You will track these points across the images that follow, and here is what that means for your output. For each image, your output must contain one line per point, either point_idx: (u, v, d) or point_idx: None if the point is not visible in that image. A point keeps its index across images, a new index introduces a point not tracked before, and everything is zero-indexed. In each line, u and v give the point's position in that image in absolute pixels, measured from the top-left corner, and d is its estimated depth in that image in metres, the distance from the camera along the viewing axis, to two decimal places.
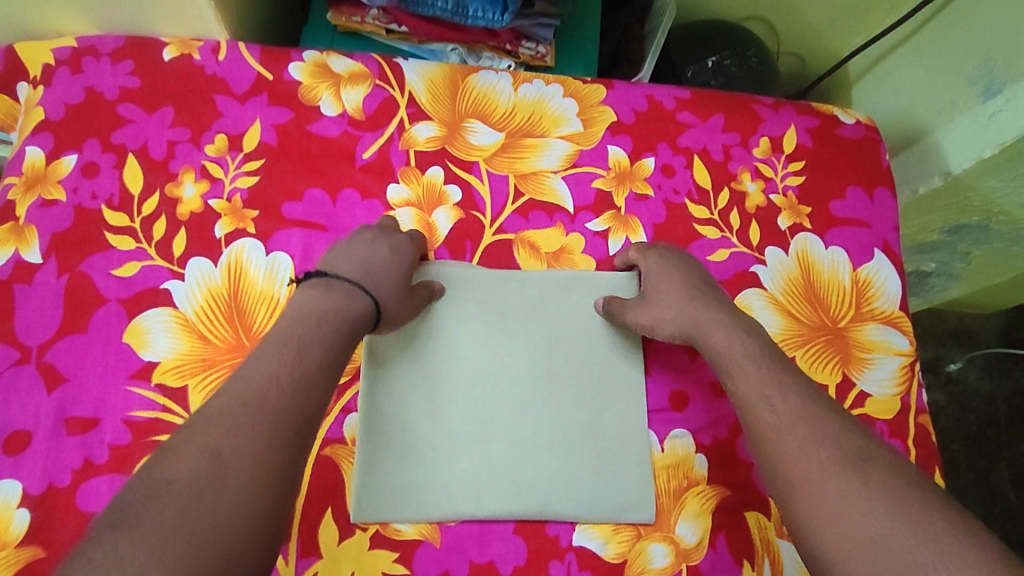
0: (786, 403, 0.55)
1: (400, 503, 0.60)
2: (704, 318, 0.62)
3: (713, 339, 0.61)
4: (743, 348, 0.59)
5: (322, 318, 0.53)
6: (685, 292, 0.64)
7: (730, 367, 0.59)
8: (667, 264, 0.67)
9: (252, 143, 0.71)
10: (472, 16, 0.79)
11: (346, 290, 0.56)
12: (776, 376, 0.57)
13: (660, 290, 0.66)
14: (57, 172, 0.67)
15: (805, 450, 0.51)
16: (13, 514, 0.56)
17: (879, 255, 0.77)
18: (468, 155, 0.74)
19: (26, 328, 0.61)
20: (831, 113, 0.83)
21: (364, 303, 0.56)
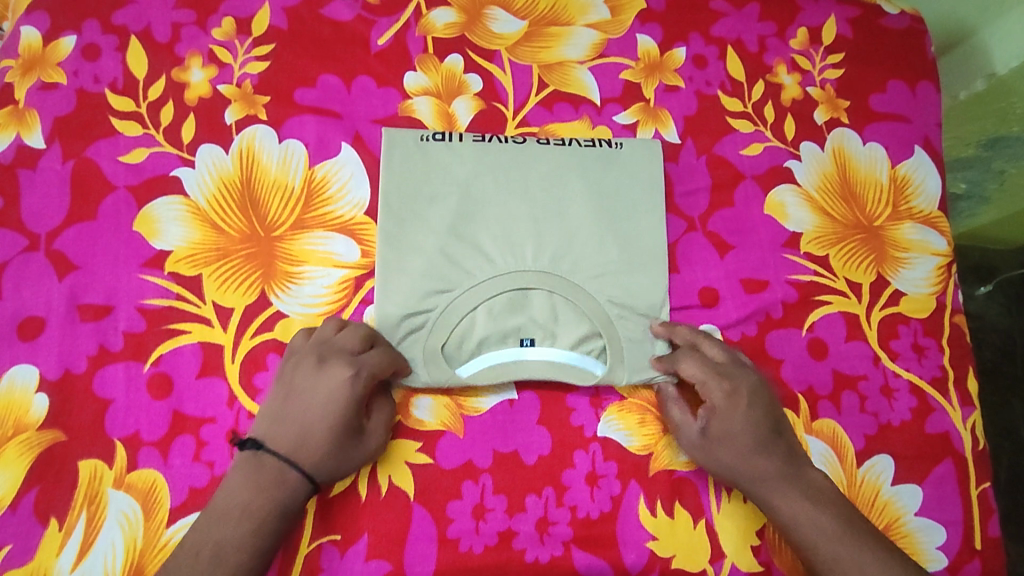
0: (832, 526, 0.55)
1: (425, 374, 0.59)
2: (795, 526, 0.56)
3: (777, 503, 0.57)
4: (816, 519, 0.55)
5: (254, 497, 0.50)
6: (744, 455, 0.57)
7: (802, 532, 0.56)
8: (733, 402, 0.58)
9: (261, 26, 0.67)
10: None
11: (274, 475, 0.51)
12: (817, 500, 0.56)
13: (725, 430, 0.58)
14: (57, 54, 0.63)
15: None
16: (32, 398, 0.55)
17: (920, 152, 0.73)
18: (489, 43, 0.70)
19: (34, 215, 0.59)
20: (874, 3, 0.77)
21: (297, 483, 0.51)
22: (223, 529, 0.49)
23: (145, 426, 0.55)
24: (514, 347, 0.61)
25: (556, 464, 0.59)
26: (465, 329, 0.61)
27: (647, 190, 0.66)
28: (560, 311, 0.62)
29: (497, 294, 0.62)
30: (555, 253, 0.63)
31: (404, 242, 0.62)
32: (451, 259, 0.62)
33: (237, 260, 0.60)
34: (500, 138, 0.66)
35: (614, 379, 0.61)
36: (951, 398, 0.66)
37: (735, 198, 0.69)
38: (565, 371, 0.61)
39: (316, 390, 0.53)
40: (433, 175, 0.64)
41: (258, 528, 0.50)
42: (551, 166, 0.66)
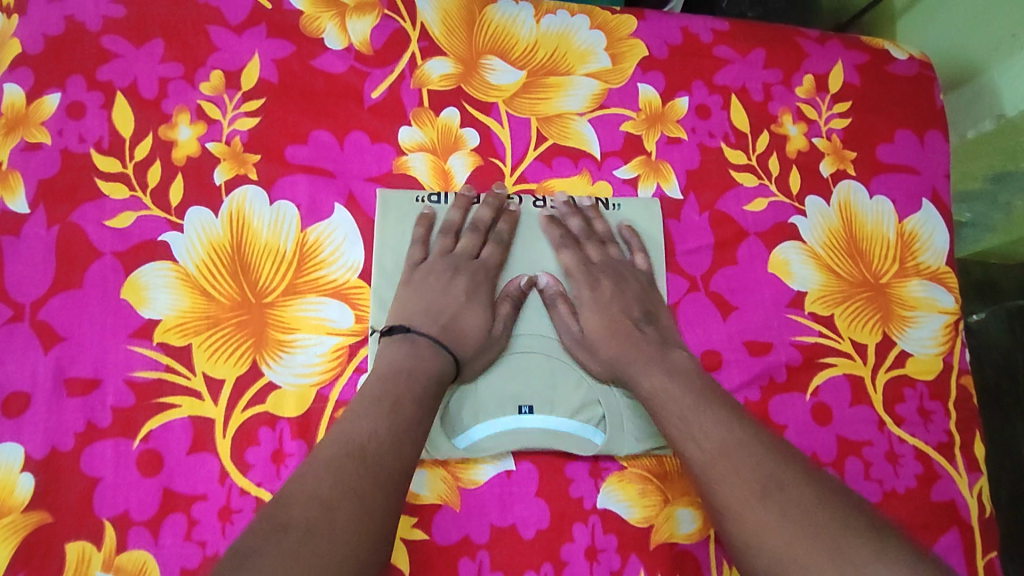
0: (687, 401, 0.54)
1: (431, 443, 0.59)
2: (667, 390, 0.56)
3: (640, 374, 0.58)
4: (666, 389, 0.56)
5: (425, 381, 0.55)
6: (603, 351, 0.61)
7: (658, 401, 0.56)
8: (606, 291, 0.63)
9: (251, 80, 0.65)
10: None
11: (426, 349, 0.57)
12: (683, 382, 0.56)
13: (598, 331, 0.62)
14: (40, 113, 0.61)
15: (695, 430, 0.52)
16: (16, 479, 0.53)
17: (927, 205, 0.71)
18: (486, 95, 0.68)
19: (18, 284, 0.57)
20: (881, 48, 0.75)
21: (441, 358, 0.57)
22: (374, 419, 0.50)
23: (135, 505, 0.54)
24: (513, 414, 0.60)
25: (555, 537, 0.58)
26: (466, 396, 0.60)
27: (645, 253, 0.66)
28: (559, 375, 0.62)
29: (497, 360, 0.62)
30: (553, 317, 0.64)
31: (531, 230, 0.66)
32: (529, 244, 0.66)
33: (228, 328, 0.59)
34: (498, 200, 0.65)
35: (616, 450, 0.61)
36: (957, 464, 0.64)
37: (739, 255, 0.67)
38: (563, 440, 0.60)
39: (450, 283, 0.62)
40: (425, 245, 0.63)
41: (429, 383, 0.55)
42: (549, 222, 0.65)
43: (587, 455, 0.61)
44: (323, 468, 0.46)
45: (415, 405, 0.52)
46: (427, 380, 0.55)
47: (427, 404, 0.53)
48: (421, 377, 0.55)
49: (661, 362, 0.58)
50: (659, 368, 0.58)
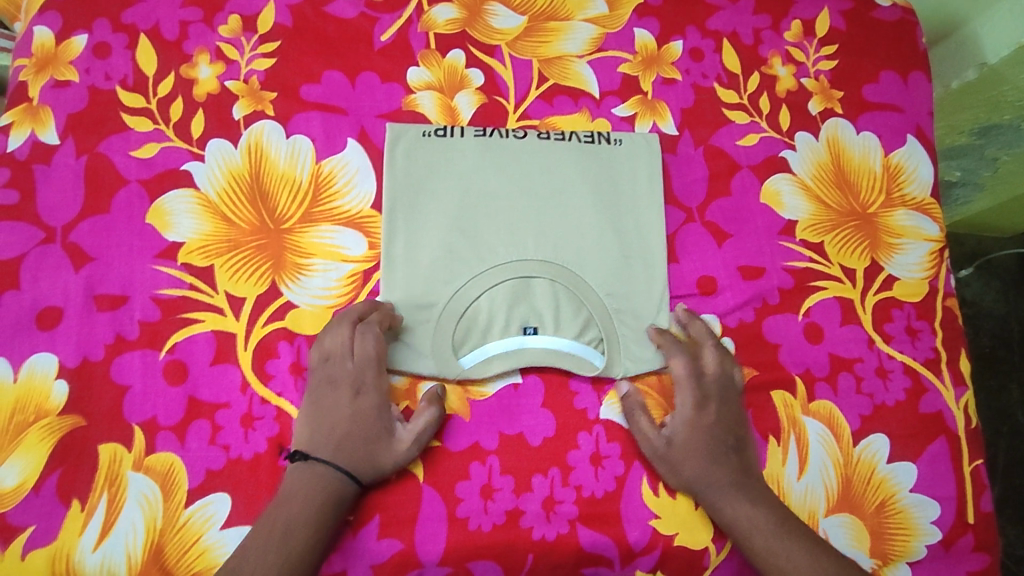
0: (781, 539, 0.57)
1: (441, 362, 0.61)
2: (754, 522, 0.57)
3: (724, 504, 0.58)
4: (752, 519, 0.57)
5: (314, 508, 0.53)
6: (693, 470, 0.59)
7: (751, 536, 0.57)
8: (699, 406, 0.61)
9: (267, 24, 0.68)
10: None
11: (322, 475, 0.54)
12: (774, 519, 0.58)
13: (687, 449, 0.59)
14: (68, 53, 0.65)
15: (786, 564, 0.56)
16: (51, 385, 0.56)
17: (912, 140, 0.75)
18: (490, 39, 0.71)
19: (49, 209, 0.61)
20: None
21: (340, 483, 0.55)
22: (261, 551, 0.51)
23: (162, 411, 0.57)
24: (517, 336, 0.63)
25: (561, 445, 0.61)
26: (473, 318, 0.63)
27: (646, 184, 0.68)
28: (562, 301, 0.64)
29: (501, 283, 0.63)
30: (556, 243, 0.65)
31: (439, 285, 0.63)
32: (498, 209, 0.65)
33: (249, 251, 0.62)
34: (502, 133, 0.68)
35: (612, 371, 0.64)
36: (943, 378, 0.68)
37: (732, 187, 0.70)
38: (564, 360, 0.63)
39: (343, 401, 0.57)
40: (438, 168, 0.66)
41: (321, 511, 0.53)
42: (549, 154, 0.68)
43: (589, 374, 0.63)
44: None
45: (304, 538, 0.52)
46: (323, 506, 0.54)
47: (317, 532, 0.53)
48: (318, 501, 0.54)
49: (750, 492, 0.59)
50: (751, 500, 0.58)
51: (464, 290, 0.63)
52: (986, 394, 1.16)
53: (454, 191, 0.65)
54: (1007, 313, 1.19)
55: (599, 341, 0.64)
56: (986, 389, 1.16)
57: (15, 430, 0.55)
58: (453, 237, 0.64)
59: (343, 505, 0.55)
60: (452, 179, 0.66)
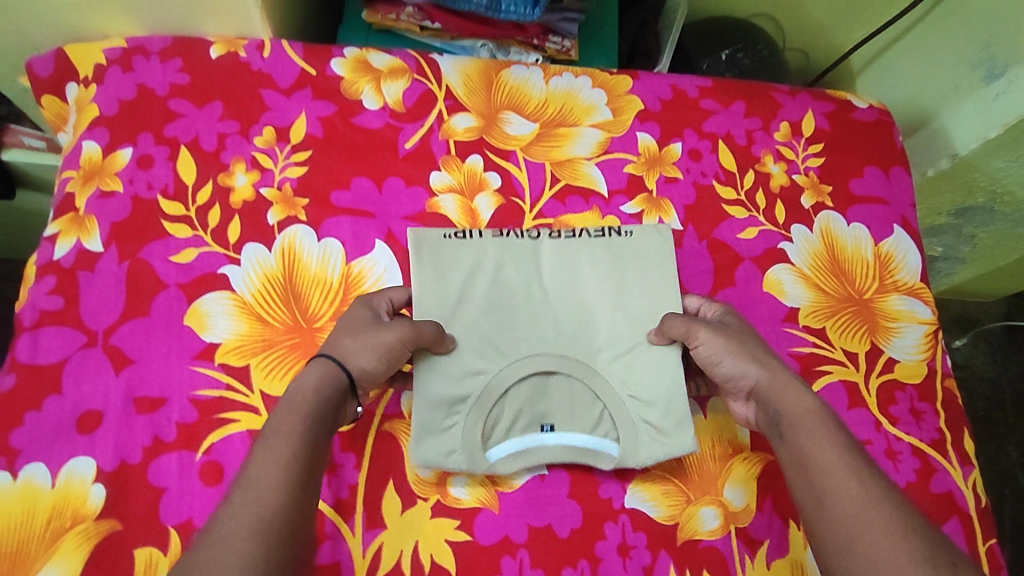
0: (832, 438, 0.56)
1: (470, 460, 0.62)
2: (809, 415, 0.58)
3: (785, 399, 0.59)
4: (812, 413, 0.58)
5: (288, 408, 0.53)
6: (759, 354, 0.62)
7: (804, 424, 0.58)
8: (742, 321, 0.66)
9: (299, 135, 0.73)
10: (504, 11, 0.78)
11: (310, 372, 0.56)
12: (829, 418, 0.58)
13: (743, 337, 0.63)
14: (113, 165, 0.69)
15: (835, 453, 0.55)
16: (89, 489, 0.57)
17: (899, 230, 0.80)
18: (505, 144, 0.77)
19: (91, 313, 0.63)
20: (845, 98, 0.86)
21: (325, 374, 0.56)
22: (258, 447, 0.51)
23: (198, 512, 0.58)
24: (536, 431, 0.64)
25: (588, 537, 0.62)
26: (498, 414, 0.64)
27: (657, 272, 0.70)
28: (577, 394, 0.66)
29: (524, 377, 0.65)
30: (570, 338, 0.68)
31: (463, 377, 0.64)
32: (512, 301, 0.68)
33: (283, 349, 0.65)
34: (517, 233, 0.71)
35: (632, 461, 0.65)
36: (950, 458, 0.70)
37: (736, 278, 0.75)
38: (582, 454, 0.64)
39: (348, 313, 0.61)
40: (455, 266, 0.67)
41: (297, 404, 0.53)
42: (561, 253, 0.71)
43: (607, 467, 0.64)
44: (222, 528, 0.46)
45: (286, 444, 0.51)
46: (304, 418, 0.52)
47: (299, 437, 0.51)
48: (299, 400, 0.54)
49: (810, 390, 0.60)
50: (809, 397, 0.59)
51: (493, 381, 0.64)
52: (988, 457, 1.18)
53: (472, 287, 0.67)
54: (997, 376, 1.23)
55: (614, 431, 0.66)
56: (985, 452, 1.18)
57: (52, 536, 0.55)
58: (472, 333, 0.65)
59: (329, 401, 0.55)
60: (469, 274, 0.68)
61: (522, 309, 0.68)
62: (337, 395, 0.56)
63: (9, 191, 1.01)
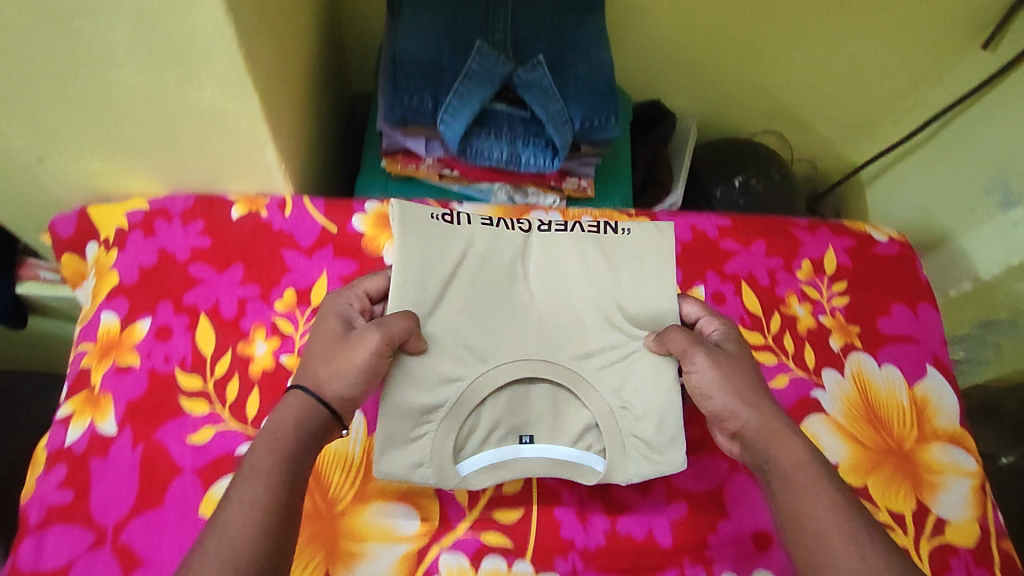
0: (828, 492, 0.54)
1: (440, 476, 0.59)
2: (802, 467, 0.56)
3: (779, 449, 0.57)
4: (804, 465, 0.56)
5: (265, 447, 0.53)
6: (754, 396, 0.59)
7: (798, 479, 0.55)
8: (740, 351, 0.62)
9: (320, 297, 0.72)
10: (525, 164, 0.79)
11: (286, 407, 0.56)
12: (824, 469, 0.56)
13: (739, 374, 0.60)
14: (131, 338, 0.68)
15: (829, 511, 0.53)
16: None
17: (933, 370, 0.78)
18: None
19: (103, 506, 0.60)
20: (864, 231, 0.86)
21: (301, 406, 0.56)
22: (237, 487, 0.50)
23: None
24: (514, 444, 0.61)
25: None
26: (474, 422, 0.60)
27: (654, 277, 0.65)
28: (562, 403, 0.63)
29: (504, 386, 0.61)
30: (554, 341, 0.62)
31: (439, 380, 0.59)
32: (495, 299, 0.63)
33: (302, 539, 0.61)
34: (508, 223, 0.67)
35: (619, 476, 0.61)
36: None
37: None
38: (565, 467, 0.61)
39: (320, 327, 0.60)
40: (433, 253, 0.62)
41: (275, 445, 0.53)
42: (546, 250, 0.66)
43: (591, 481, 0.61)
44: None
45: (264, 489, 0.50)
46: (279, 457, 0.52)
47: (278, 483, 0.51)
48: (277, 437, 0.53)
49: (798, 434, 0.58)
50: (803, 444, 0.57)
51: (470, 389, 0.60)
52: None
53: (454, 285, 0.62)
54: None
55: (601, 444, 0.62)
56: None
57: None
58: (454, 331, 0.60)
59: (306, 433, 0.55)
60: (450, 269, 0.62)
61: (507, 311, 0.62)
62: (319, 425, 0.56)
63: (23, 319, 0.98)
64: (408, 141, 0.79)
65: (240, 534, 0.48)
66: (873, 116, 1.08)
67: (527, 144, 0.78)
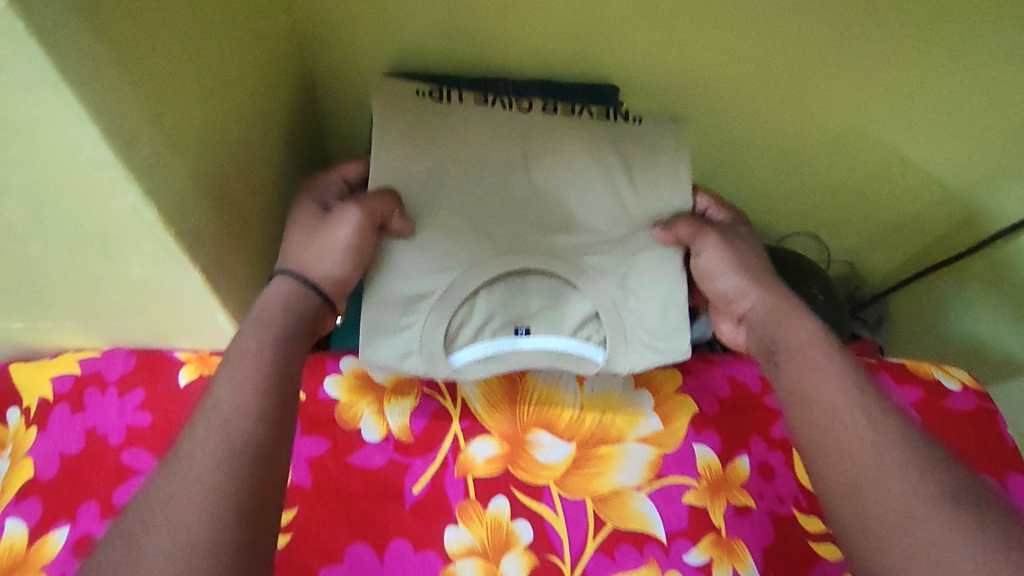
0: (832, 366, 0.49)
1: (443, 365, 0.61)
2: (803, 334, 0.52)
3: (786, 323, 0.54)
4: (814, 340, 0.51)
5: (253, 329, 0.48)
6: (758, 275, 0.58)
7: (799, 348, 0.51)
8: (755, 252, 0.61)
9: None
10: None
11: (279, 288, 0.52)
12: (837, 349, 0.51)
13: (744, 262, 0.59)
14: (40, 555, 0.54)
15: (825, 373, 0.49)
16: None
17: None
18: (536, 477, 0.62)
19: None
20: (933, 377, 0.73)
21: (295, 292, 0.52)
22: (233, 370, 0.45)
23: None
24: (511, 336, 0.63)
25: None
26: (472, 306, 0.62)
27: (657, 179, 0.63)
28: (558, 291, 0.64)
29: (498, 275, 0.62)
30: (552, 211, 0.63)
31: (434, 250, 0.60)
32: (493, 176, 0.61)
33: None
34: (504, 101, 0.62)
35: (619, 367, 0.63)
36: None
37: None
38: (564, 360, 0.63)
39: (299, 208, 0.58)
40: (419, 126, 0.59)
41: (268, 336, 0.48)
42: (543, 123, 0.63)
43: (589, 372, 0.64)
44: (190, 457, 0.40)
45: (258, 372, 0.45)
46: (277, 332, 0.48)
47: (274, 371, 0.46)
48: (267, 321, 0.49)
49: (818, 322, 0.54)
50: (811, 322, 0.54)
51: (459, 281, 0.61)
52: None
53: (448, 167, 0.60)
54: None
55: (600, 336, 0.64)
56: None
57: None
58: (445, 209, 0.60)
59: (297, 315, 0.51)
60: (436, 158, 0.60)
61: (500, 159, 0.61)
62: (311, 313, 0.53)
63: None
64: None
65: (236, 405, 0.43)
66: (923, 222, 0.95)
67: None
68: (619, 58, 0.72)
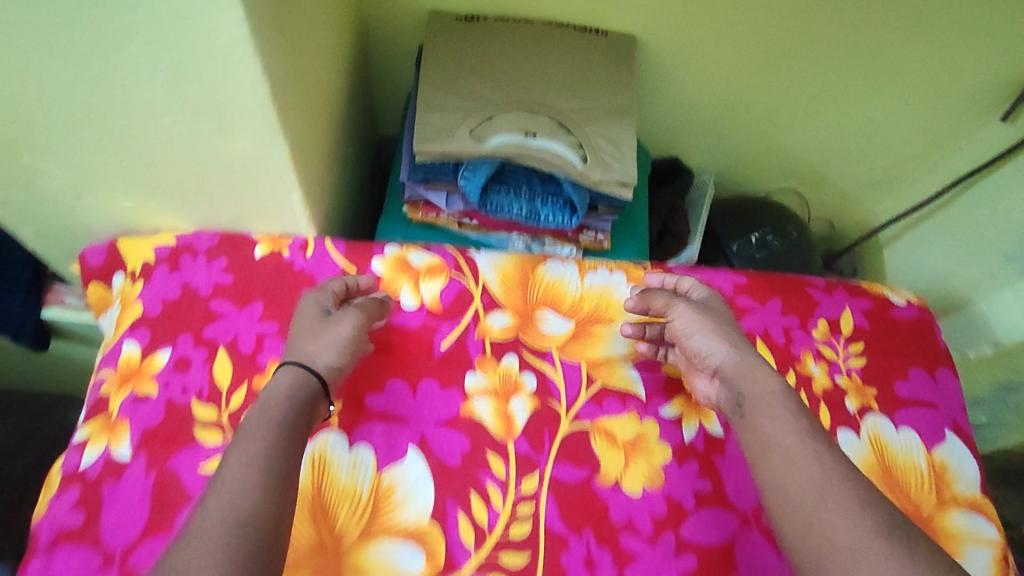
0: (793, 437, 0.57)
1: (470, 150, 0.81)
2: (771, 405, 0.60)
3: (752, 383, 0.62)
4: (772, 398, 0.60)
5: (259, 408, 0.58)
6: (728, 331, 0.67)
7: (763, 402, 0.60)
8: (712, 302, 0.72)
9: None
10: (544, 221, 0.85)
11: (272, 388, 0.60)
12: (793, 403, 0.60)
13: (717, 329, 0.67)
14: (150, 368, 0.70)
15: (791, 443, 0.57)
16: None
17: (952, 436, 0.76)
18: (541, 343, 0.76)
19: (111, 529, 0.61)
20: (883, 294, 0.86)
21: (293, 378, 0.61)
22: (247, 440, 0.55)
23: None
24: (522, 137, 0.82)
25: None
26: (492, 135, 0.82)
27: (607, 77, 0.88)
28: (552, 125, 0.84)
29: (510, 113, 0.84)
30: (544, 83, 0.86)
31: (467, 131, 0.82)
32: (507, 32, 0.87)
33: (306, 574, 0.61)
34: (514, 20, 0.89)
35: (595, 176, 0.82)
36: None
37: None
38: (563, 159, 0.82)
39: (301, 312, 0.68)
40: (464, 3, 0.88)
41: (281, 417, 0.57)
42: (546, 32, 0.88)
43: (576, 171, 0.82)
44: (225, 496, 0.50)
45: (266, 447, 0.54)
46: (280, 417, 0.57)
47: (283, 433, 0.56)
48: (271, 405, 0.58)
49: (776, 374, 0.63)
50: (770, 371, 0.63)
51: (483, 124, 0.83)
52: None
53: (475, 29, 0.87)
54: None
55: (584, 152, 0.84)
56: None
57: None
58: (477, 84, 0.85)
59: (305, 395, 0.60)
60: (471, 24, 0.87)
61: (513, 41, 0.87)
62: (310, 396, 0.61)
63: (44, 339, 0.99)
64: (429, 194, 0.86)
65: (248, 467, 0.52)
66: (892, 179, 1.09)
67: (545, 202, 0.85)
68: (624, 14, 0.87)
